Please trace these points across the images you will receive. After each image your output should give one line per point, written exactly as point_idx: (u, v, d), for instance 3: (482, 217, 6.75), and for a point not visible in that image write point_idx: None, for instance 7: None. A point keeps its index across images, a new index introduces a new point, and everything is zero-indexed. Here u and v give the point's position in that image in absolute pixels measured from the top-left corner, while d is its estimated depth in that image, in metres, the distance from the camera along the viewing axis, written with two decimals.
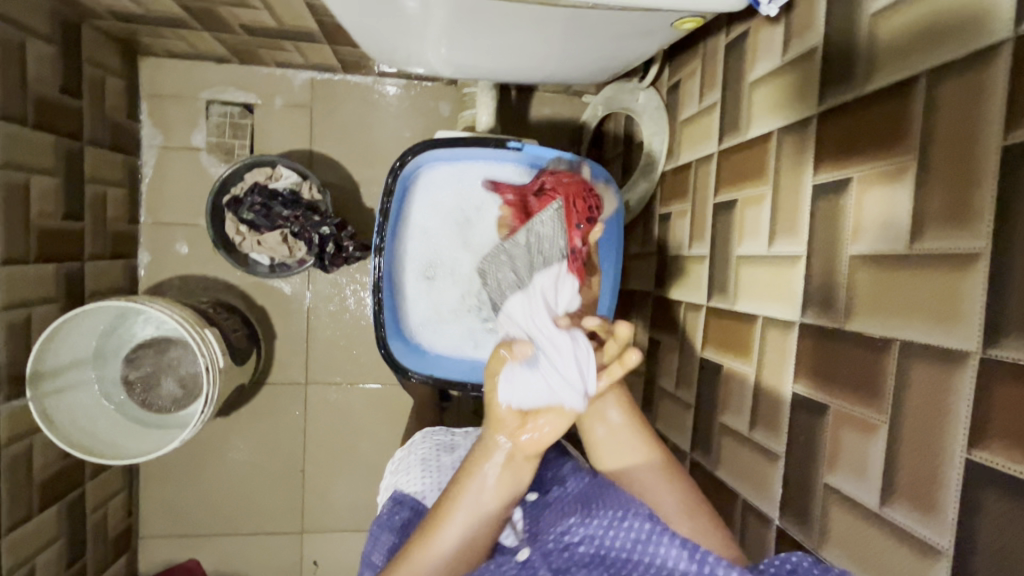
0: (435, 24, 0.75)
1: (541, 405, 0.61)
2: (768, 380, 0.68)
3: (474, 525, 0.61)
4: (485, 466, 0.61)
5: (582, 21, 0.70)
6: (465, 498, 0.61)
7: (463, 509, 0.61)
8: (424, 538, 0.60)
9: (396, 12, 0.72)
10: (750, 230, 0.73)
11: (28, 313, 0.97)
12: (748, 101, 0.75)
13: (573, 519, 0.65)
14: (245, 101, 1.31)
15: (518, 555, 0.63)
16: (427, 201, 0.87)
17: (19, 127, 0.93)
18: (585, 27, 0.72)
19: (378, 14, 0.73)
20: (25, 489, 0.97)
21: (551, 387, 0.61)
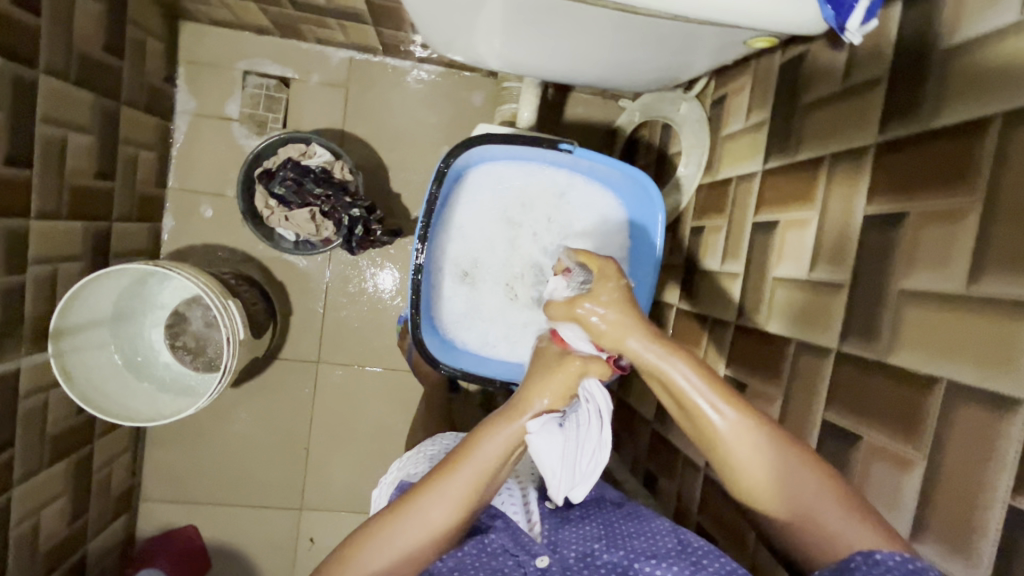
0: (496, 17, 0.74)
1: (544, 463, 0.61)
2: (797, 404, 0.68)
3: (484, 474, 0.61)
4: (506, 424, 0.61)
5: (648, 28, 0.69)
6: (482, 446, 0.61)
7: (480, 458, 0.61)
8: (437, 476, 0.62)
9: (460, 3, 0.71)
10: (790, 253, 0.72)
11: (54, 269, 0.96)
12: (800, 125, 0.74)
13: (597, 544, 0.69)
14: (282, 75, 1.30)
15: (538, 561, 0.66)
16: (473, 204, 0.87)
17: (61, 82, 0.92)
18: (650, 34, 0.71)
19: (442, 4, 0.73)
20: (38, 442, 0.97)
21: (558, 463, 0.61)
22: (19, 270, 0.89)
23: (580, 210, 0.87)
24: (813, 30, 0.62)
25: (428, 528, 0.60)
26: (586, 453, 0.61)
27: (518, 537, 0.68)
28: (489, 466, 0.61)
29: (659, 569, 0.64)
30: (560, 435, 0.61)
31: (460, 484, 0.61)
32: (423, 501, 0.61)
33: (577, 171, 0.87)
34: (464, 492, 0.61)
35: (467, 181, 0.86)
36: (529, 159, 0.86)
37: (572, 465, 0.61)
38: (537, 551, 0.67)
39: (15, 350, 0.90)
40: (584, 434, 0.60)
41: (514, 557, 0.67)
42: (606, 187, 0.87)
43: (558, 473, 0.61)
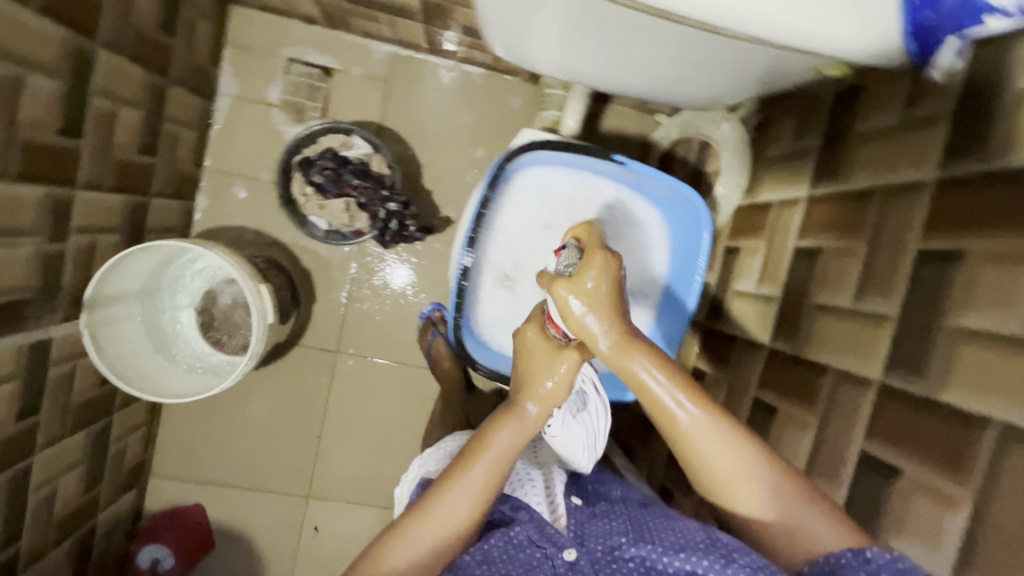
0: (561, 26, 0.75)
1: (575, 448, 0.76)
2: (832, 432, 0.68)
3: (503, 464, 0.64)
4: (512, 419, 0.65)
5: (721, 48, 0.69)
6: (497, 439, 0.64)
7: (498, 450, 0.64)
8: (461, 468, 0.63)
9: (530, 9, 0.72)
10: (834, 281, 0.73)
11: (94, 240, 0.97)
12: (852, 154, 0.75)
13: (624, 538, 0.66)
14: (325, 65, 1.31)
15: (565, 555, 0.65)
16: (519, 207, 0.87)
17: (118, 55, 0.93)
18: (720, 54, 0.71)
19: (511, 8, 0.73)
20: (62, 409, 0.98)
21: (584, 442, 0.77)
22: (63, 238, 0.89)
23: (625, 223, 0.87)
24: (896, 62, 0.61)
25: (453, 522, 0.62)
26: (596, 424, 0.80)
27: (542, 530, 0.67)
28: (503, 458, 0.64)
29: (689, 564, 0.61)
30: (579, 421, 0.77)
31: (484, 473, 0.63)
32: (443, 498, 0.62)
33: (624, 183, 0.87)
34: (482, 481, 0.63)
35: (516, 188, 0.87)
36: (578, 169, 0.87)
37: (592, 440, 0.79)
38: (564, 544, 0.66)
39: (50, 317, 0.90)
40: (591, 410, 0.80)
41: (540, 550, 0.65)
42: (653, 203, 0.87)
43: (585, 451, 0.77)
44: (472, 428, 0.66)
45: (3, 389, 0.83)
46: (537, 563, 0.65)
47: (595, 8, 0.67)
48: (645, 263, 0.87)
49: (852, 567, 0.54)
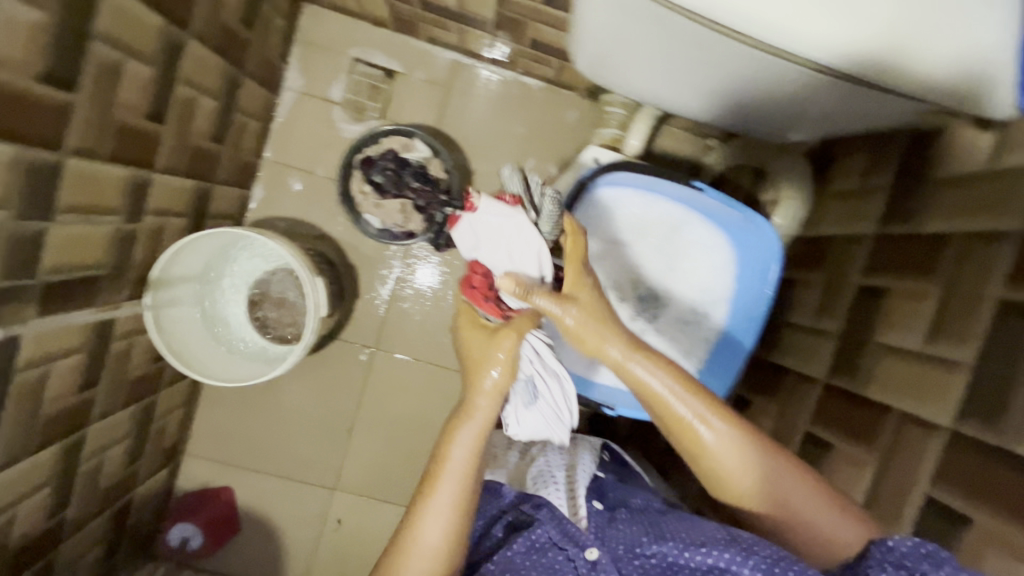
0: (653, 55, 0.77)
1: (538, 430, 0.84)
2: (894, 473, 0.67)
3: (463, 468, 0.71)
4: (458, 429, 0.72)
5: (811, 86, 0.71)
6: (454, 447, 0.72)
7: (456, 462, 0.71)
8: (422, 498, 0.71)
9: (627, 36, 0.74)
10: (902, 323, 0.73)
11: (164, 222, 1.00)
12: (928, 198, 0.75)
13: (645, 538, 0.69)
14: (388, 67, 1.34)
15: (587, 555, 0.69)
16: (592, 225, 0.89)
17: (205, 46, 0.96)
18: (808, 91, 0.73)
19: (609, 34, 0.76)
20: (117, 384, 1.00)
21: (545, 422, 0.83)
22: (138, 218, 0.92)
23: (693, 247, 0.90)
24: (961, 105, 0.66)
25: (433, 546, 0.69)
26: (554, 400, 0.82)
27: (566, 531, 0.72)
28: (461, 465, 0.71)
29: (709, 558, 0.63)
30: (534, 410, 0.82)
31: (449, 491, 0.70)
32: (420, 524, 0.69)
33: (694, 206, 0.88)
34: (448, 498, 0.70)
35: (589, 208, 0.87)
36: (650, 191, 0.88)
37: (553, 418, 0.83)
38: (586, 544, 0.70)
39: (118, 294, 0.93)
40: (544, 391, 0.82)
41: (563, 552, 0.70)
42: (722, 229, 0.88)
43: (551, 429, 0.83)
44: (427, 456, 0.73)
45: (70, 361, 0.85)
46: (560, 565, 0.69)
47: (691, 42, 0.69)
48: (710, 287, 0.89)
49: (880, 561, 0.55)
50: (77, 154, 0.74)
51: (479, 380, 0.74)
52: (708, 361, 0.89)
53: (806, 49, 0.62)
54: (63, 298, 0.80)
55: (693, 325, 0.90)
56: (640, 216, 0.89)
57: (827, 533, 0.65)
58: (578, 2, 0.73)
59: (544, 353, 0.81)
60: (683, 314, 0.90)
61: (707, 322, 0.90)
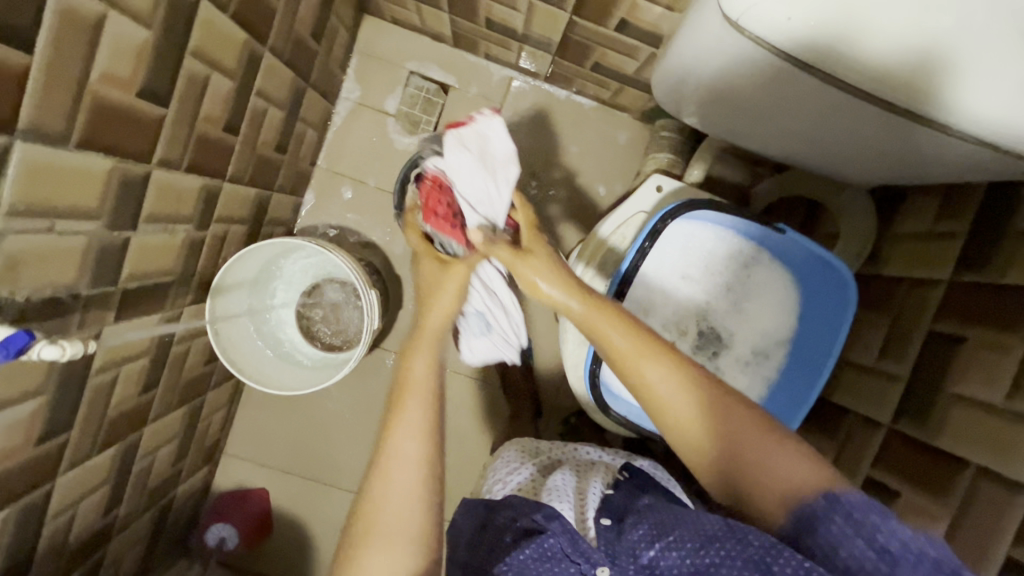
0: (736, 92, 0.79)
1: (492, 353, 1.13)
2: (970, 530, 0.66)
3: (423, 399, 0.68)
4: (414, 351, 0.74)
5: (875, 118, 0.71)
6: (413, 373, 0.71)
7: (416, 388, 0.69)
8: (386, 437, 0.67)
9: (718, 73, 0.76)
10: (980, 374, 0.71)
11: (228, 230, 1.01)
12: (1010, 247, 0.73)
13: (655, 550, 0.61)
14: (444, 81, 1.35)
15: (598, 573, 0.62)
16: (665, 255, 0.89)
17: (279, 59, 0.97)
18: (861, 120, 0.73)
19: (700, 69, 0.78)
20: (174, 386, 1.02)
21: (499, 351, 1.12)
22: (207, 227, 0.93)
23: (761, 286, 0.90)
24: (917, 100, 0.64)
25: (407, 462, 0.65)
26: (502, 329, 1.07)
27: (574, 544, 0.65)
28: (424, 378, 0.71)
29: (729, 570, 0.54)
30: (485, 338, 1.09)
31: (414, 440, 0.66)
32: (393, 445, 0.66)
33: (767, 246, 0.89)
34: (415, 416, 0.67)
35: (667, 238, 0.88)
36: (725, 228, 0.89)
37: (503, 346, 1.11)
38: (596, 561, 0.63)
39: (183, 300, 0.94)
40: (498, 327, 1.07)
41: (574, 565, 0.64)
42: (791, 268, 0.89)
43: (504, 350, 1.12)
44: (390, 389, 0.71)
45: (136, 364, 0.87)
46: None
47: (767, 75, 0.71)
48: (777, 326, 0.89)
49: (825, 516, 0.55)
50: (163, 165, 0.75)
51: (433, 305, 0.81)
52: (771, 402, 0.88)
53: (745, 25, 0.63)
54: (136, 305, 0.81)
55: (756, 363, 0.89)
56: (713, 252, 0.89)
57: (784, 478, 0.59)
58: (678, 37, 0.76)
59: (497, 294, 1.03)
60: (748, 352, 0.89)
61: (769, 361, 0.89)
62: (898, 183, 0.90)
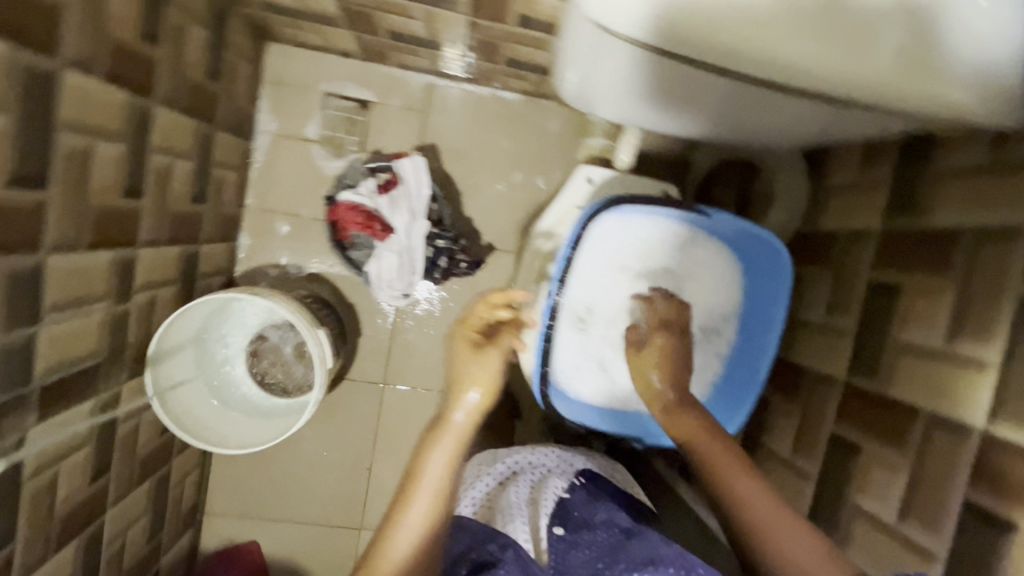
0: (643, 86, 0.79)
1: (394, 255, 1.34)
2: (928, 476, 0.67)
3: (437, 494, 0.71)
4: (436, 448, 0.74)
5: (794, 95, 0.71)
6: (428, 465, 0.73)
7: (429, 479, 0.72)
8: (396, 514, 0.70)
9: (617, 70, 0.76)
10: (920, 321, 0.72)
11: (155, 295, 0.97)
12: (931, 192, 0.74)
13: (600, 564, 0.72)
14: (363, 98, 1.30)
15: None
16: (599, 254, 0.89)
17: (174, 110, 0.92)
18: (775, 97, 0.73)
19: (600, 68, 0.77)
20: (129, 464, 0.98)
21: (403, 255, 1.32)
22: (128, 298, 0.89)
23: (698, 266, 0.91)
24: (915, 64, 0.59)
25: (409, 548, 0.68)
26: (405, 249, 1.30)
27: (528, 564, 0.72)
28: (440, 468, 0.73)
29: None
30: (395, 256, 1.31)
31: (414, 534, 0.69)
32: (397, 531, 0.69)
33: (701, 228, 0.89)
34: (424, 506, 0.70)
35: (594, 235, 0.87)
36: (651, 212, 0.87)
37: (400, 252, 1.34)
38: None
39: (119, 377, 0.90)
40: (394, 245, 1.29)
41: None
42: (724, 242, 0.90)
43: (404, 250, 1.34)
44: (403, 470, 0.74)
45: (77, 456, 0.83)
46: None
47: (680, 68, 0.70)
48: (720, 302, 0.91)
49: None
50: (56, 250, 0.71)
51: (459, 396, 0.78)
52: (726, 377, 0.90)
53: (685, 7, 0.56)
54: (61, 397, 0.77)
55: (706, 341, 0.90)
56: (644, 240, 0.89)
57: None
58: (570, 35, 0.74)
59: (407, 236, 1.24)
60: (697, 332, 0.90)
61: (719, 337, 0.90)
62: (817, 142, 0.90)
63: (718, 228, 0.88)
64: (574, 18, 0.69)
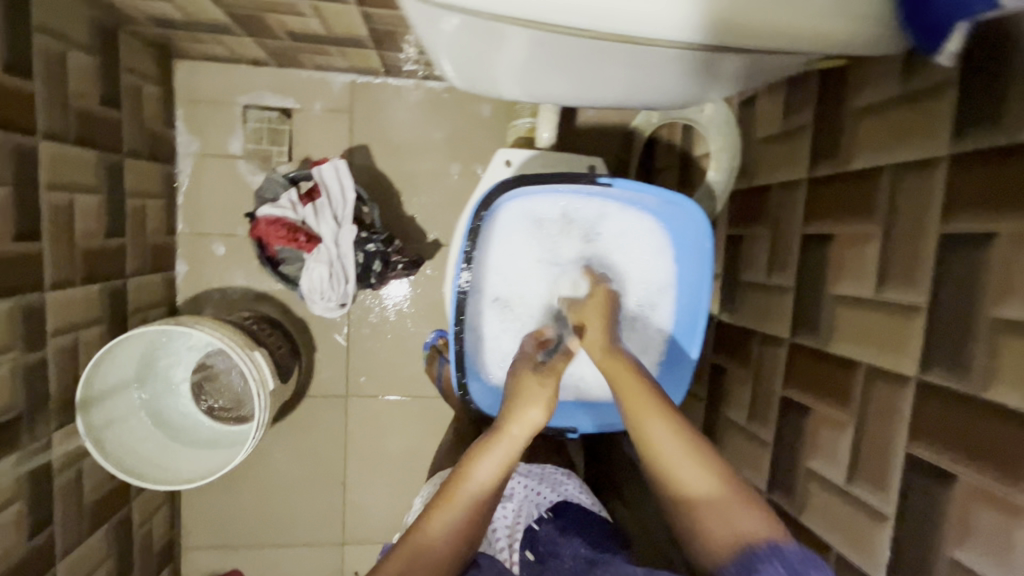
0: (521, 60, 0.71)
1: None
2: (871, 433, 0.63)
3: (476, 510, 0.64)
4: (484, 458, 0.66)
5: (689, 55, 0.65)
6: (475, 476, 0.65)
7: (470, 492, 0.64)
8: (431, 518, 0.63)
9: (481, 46, 0.68)
10: (850, 271, 0.68)
11: (76, 337, 0.93)
12: (850, 133, 0.69)
13: None
14: (283, 106, 1.25)
15: None
16: (507, 242, 0.85)
17: (62, 143, 0.88)
18: (668, 58, 0.66)
19: (462, 47, 0.69)
20: (76, 513, 0.95)
21: None
22: (42, 345, 0.86)
23: (619, 240, 0.86)
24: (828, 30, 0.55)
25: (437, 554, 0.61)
26: None
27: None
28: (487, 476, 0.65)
29: None
30: None
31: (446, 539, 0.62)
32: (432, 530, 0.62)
33: (617, 203, 0.84)
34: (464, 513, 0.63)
35: (501, 224, 0.84)
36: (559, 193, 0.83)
37: None
38: None
39: (44, 427, 0.87)
40: None
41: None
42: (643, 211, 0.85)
43: None
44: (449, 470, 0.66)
45: (5, 513, 0.80)
46: None
47: (555, 40, 0.62)
48: (648, 274, 0.86)
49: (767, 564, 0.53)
50: None
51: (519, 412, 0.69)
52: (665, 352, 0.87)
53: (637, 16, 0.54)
54: None
55: (640, 317, 0.87)
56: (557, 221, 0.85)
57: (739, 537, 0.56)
58: (414, 16, 0.66)
59: None
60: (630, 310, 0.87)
61: (653, 313, 0.87)
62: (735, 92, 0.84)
63: (632, 199, 0.83)
64: (436, 18, 0.62)
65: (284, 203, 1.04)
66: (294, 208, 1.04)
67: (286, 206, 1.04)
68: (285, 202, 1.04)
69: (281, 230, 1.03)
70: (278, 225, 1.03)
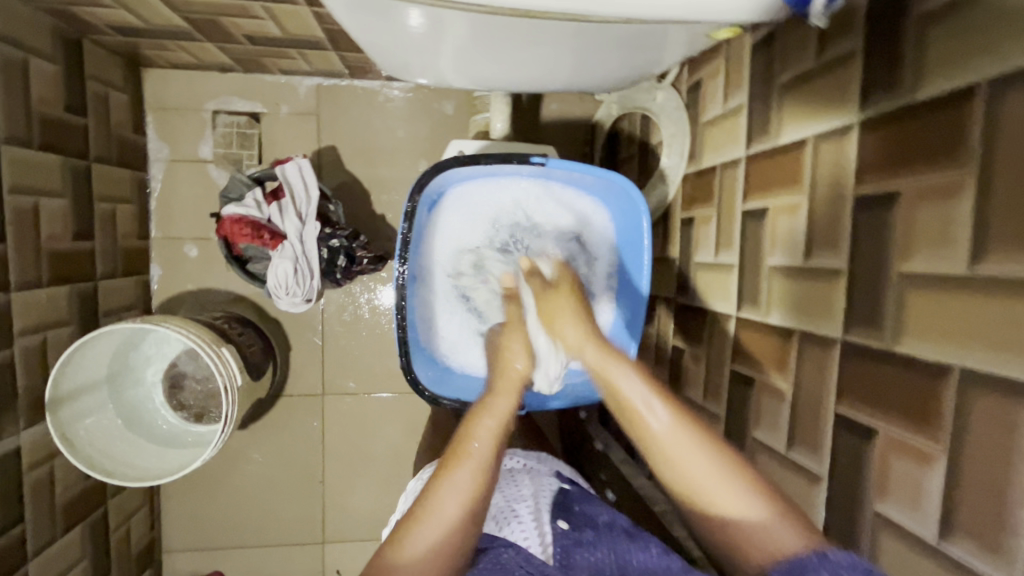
0: (451, 42, 0.72)
1: None
2: (806, 397, 0.65)
3: (487, 463, 0.60)
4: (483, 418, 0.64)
5: (609, 33, 0.66)
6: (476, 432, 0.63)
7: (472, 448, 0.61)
8: (444, 470, 0.60)
9: (409, 30, 0.69)
10: (783, 241, 0.70)
11: (44, 338, 0.96)
12: (778, 109, 0.71)
13: None
14: (252, 110, 1.28)
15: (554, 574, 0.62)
16: (448, 224, 0.91)
17: (24, 148, 0.91)
18: (593, 38, 0.68)
19: (390, 32, 0.70)
20: (49, 511, 0.97)
21: None
22: (7, 345, 0.88)
23: (557, 217, 0.91)
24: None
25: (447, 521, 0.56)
26: None
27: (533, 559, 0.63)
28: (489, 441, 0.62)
29: None
30: None
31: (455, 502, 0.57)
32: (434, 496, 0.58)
33: (551, 181, 0.90)
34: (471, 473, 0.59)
35: (441, 205, 0.90)
36: (494, 173, 0.89)
37: None
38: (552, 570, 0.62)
39: (13, 426, 0.89)
40: None
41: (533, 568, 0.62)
42: (577, 189, 0.91)
43: None
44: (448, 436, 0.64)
45: None
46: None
47: (481, 20, 0.64)
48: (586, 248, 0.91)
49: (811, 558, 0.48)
50: None
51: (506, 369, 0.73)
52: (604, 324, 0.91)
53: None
54: None
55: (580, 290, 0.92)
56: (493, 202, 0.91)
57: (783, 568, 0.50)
58: (334, 6, 0.66)
59: None
60: None
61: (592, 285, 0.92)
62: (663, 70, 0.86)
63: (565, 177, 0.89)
64: (381, 9, 0.63)
65: (248, 203, 1.06)
66: (259, 208, 1.06)
67: (250, 206, 1.06)
68: (250, 202, 1.06)
69: (247, 229, 1.05)
70: (242, 224, 1.05)
